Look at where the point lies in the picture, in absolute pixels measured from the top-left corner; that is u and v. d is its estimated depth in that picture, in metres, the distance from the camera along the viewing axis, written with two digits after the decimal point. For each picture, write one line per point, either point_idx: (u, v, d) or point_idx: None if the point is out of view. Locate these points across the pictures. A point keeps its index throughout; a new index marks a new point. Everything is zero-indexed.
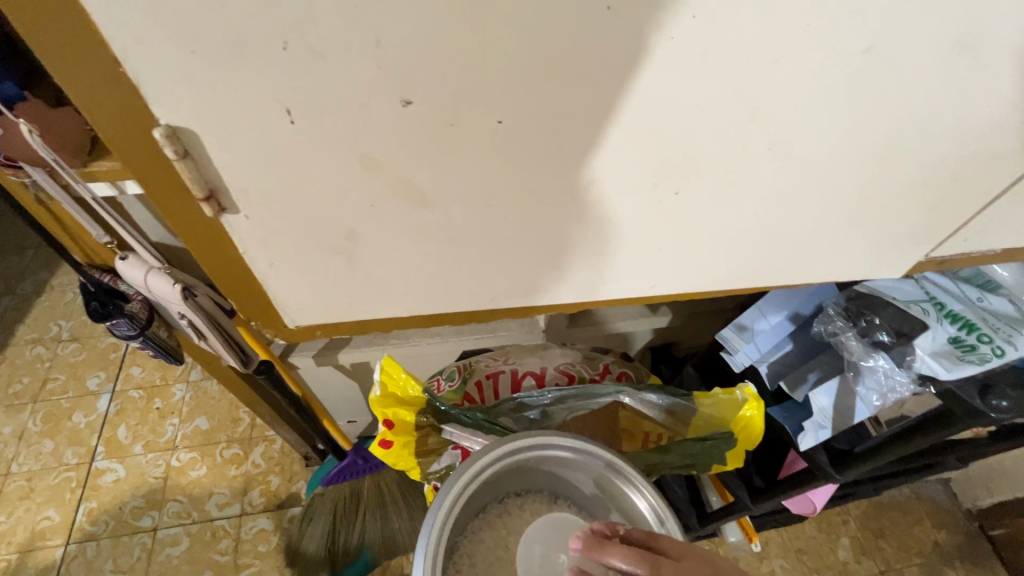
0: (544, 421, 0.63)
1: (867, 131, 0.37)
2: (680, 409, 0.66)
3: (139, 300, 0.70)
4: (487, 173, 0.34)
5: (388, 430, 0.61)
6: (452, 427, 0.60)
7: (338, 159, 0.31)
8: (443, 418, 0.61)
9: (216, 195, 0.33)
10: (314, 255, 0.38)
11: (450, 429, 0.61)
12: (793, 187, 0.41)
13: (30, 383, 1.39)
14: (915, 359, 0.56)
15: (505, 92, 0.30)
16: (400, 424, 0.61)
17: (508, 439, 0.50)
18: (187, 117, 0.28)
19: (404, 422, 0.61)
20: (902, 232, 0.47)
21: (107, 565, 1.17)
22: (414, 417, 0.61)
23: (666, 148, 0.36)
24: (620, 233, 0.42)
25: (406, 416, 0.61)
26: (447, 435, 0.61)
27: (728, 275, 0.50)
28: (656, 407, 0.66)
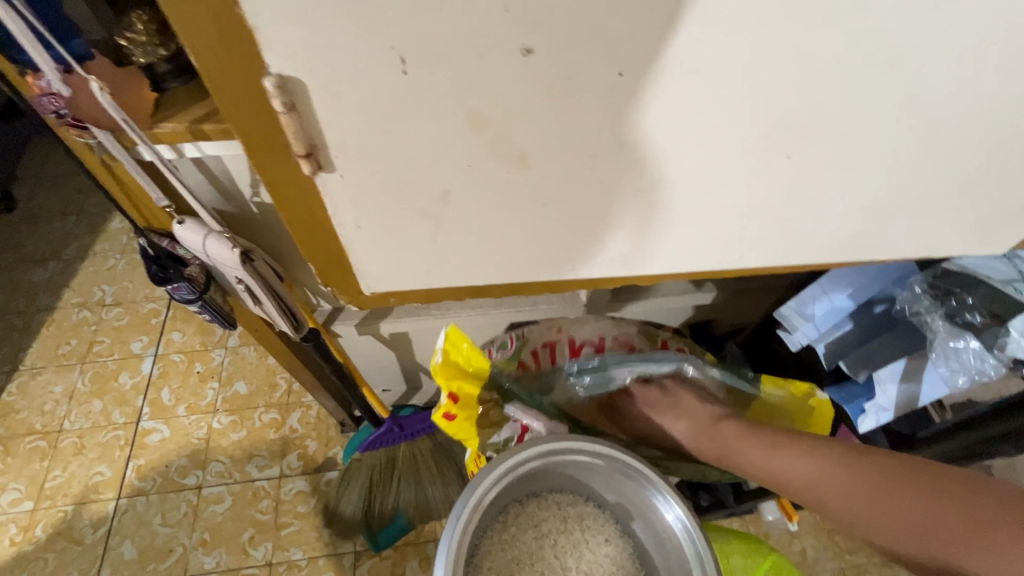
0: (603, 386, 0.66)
1: (1008, 88, 0.34)
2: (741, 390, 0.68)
3: (196, 265, 0.72)
4: (595, 131, 0.32)
5: (451, 403, 0.60)
6: (514, 407, 0.63)
7: (445, 115, 0.29)
8: (506, 396, 0.65)
9: (316, 152, 0.31)
10: (399, 220, 0.36)
11: (512, 409, 0.63)
12: (913, 152, 0.38)
13: (78, 345, 1.44)
14: (1010, 340, 0.53)
15: (634, 40, 0.27)
16: (464, 398, 0.61)
17: (519, 454, 0.52)
18: (297, 64, 0.26)
19: (466, 395, 0.61)
20: (1014, 205, 0.44)
21: (156, 519, 1.22)
22: (477, 389, 0.62)
23: (790, 107, 0.33)
24: (720, 200, 0.40)
25: (469, 389, 0.61)
26: (510, 412, 0.64)
27: (820, 249, 0.47)
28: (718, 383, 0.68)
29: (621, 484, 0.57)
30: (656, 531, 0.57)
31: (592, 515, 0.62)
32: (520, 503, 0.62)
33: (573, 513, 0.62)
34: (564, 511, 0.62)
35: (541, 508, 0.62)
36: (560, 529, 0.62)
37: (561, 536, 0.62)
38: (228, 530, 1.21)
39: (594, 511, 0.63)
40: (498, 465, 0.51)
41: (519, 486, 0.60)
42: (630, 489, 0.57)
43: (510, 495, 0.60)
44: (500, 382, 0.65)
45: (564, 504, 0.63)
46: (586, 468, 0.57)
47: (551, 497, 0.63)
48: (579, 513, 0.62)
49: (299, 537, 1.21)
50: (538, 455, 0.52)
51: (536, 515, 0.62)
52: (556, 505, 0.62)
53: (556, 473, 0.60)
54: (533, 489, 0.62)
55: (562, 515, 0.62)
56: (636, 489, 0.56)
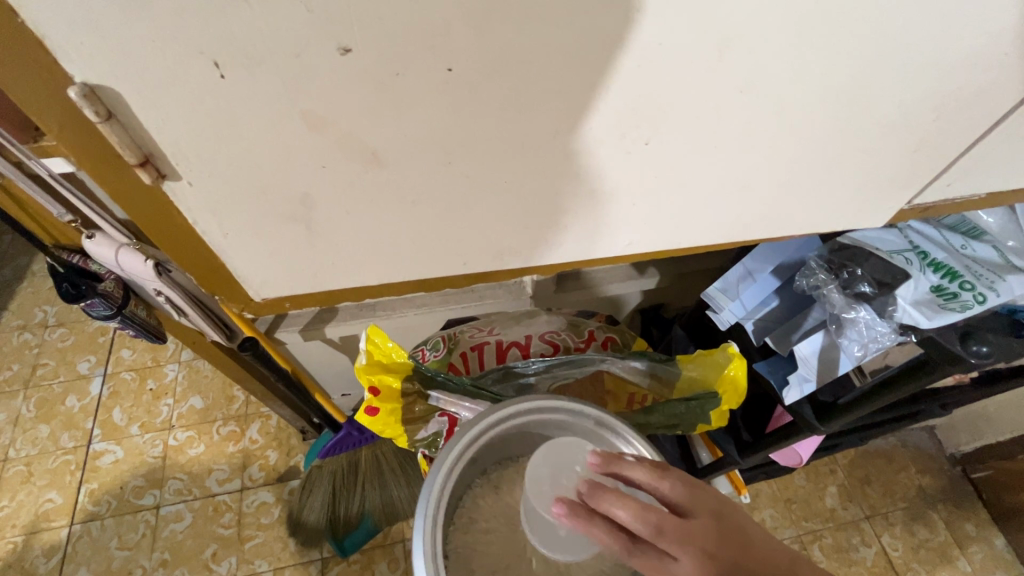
0: (529, 391, 0.63)
1: (840, 70, 0.35)
2: (663, 373, 0.65)
3: (112, 280, 0.69)
4: (444, 125, 0.32)
5: (374, 397, 0.59)
6: (438, 393, 0.60)
7: (277, 114, 0.29)
8: (429, 384, 0.61)
9: (153, 160, 0.31)
10: (270, 223, 0.36)
11: (436, 396, 0.60)
12: (769, 133, 0.39)
13: (20, 370, 1.38)
14: (897, 309, 0.56)
15: (452, 35, 0.27)
16: (386, 390, 0.60)
17: (503, 403, 0.52)
18: (102, 71, 0.26)
19: (389, 388, 0.60)
20: (883, 176, 0.46)
21: (113, 542, 1.19)
22: (399, 383, 0.60)
23: (633, 95, 0.34)
24: (590, 188, 0.41)
25: (390, 382, 0.60)
26: (433, 400, 0.60)
27: (704, 231, 0.49)
28: (640, 373, 0.65)
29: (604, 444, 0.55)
30: None
31: None
32: None
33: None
34: None
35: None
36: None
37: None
38: (189, 548, 1.18)
39: None
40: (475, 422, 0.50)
41: None
42: None
43: None
44: (424, 371, 0.60)
45: None
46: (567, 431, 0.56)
47: None
48: None
49: (263, 549, 1.19)
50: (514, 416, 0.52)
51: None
52: None
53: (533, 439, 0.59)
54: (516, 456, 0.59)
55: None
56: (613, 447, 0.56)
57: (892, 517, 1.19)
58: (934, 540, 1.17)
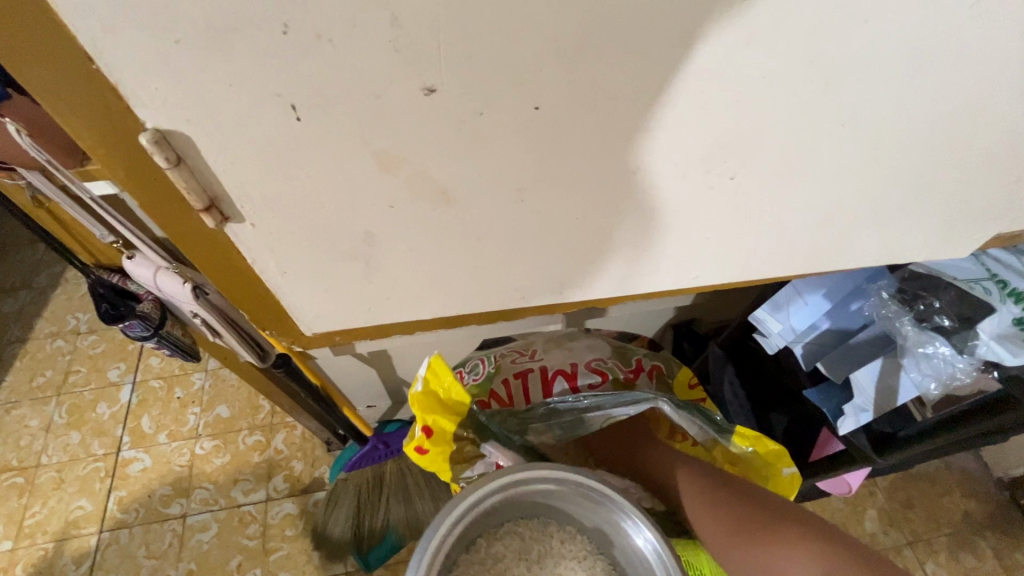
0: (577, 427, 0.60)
1: (952, 100, 0.32)
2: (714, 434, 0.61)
3: (149, 299, 0.68)
4: (519, 163, 0.30)
5: (426, 438, 0.56)
6: (491, 446, 0.59)
7: (350, 157, 0.27)
8: (483, 435, 0.59)
9: (217, 204, 0.29)
10: (328, 262, 0.34)
11: (489, 448, 0.59)
12: (860, 167, 0.37)
13: (53, 377, 1.40)
14: (978, 343, 0.53)
15: (541, 73, 0.25)
16: (440, 433, 0.57)
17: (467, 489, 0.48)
18: (174, 114, 0.24)
19: (441, 431, 0.57)
20: (974, 212, 0.43)
21: (140, 551, 1.19)
22: (454, 427, 0.57)
23: (725, 129, 0.32)
24: (665, 224, 0.38)
25: (446, 426, 0.57)
26: (486, 451, 0.59)
27: (775, 265, 0.46)
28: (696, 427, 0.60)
29: (590, 509, 0.54)
30: (632, 557, 0.53)
31: (569, 543, 0.57)
32: (488, 535, 0.57)
33: (554, 547, 0.57)
34: (531, 542, 0.57)
35: (516, 547, 0.56)
36: (532, 568, 0.56)
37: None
38: (215, 559, 1.18)
39: (569, 536, 0.57)
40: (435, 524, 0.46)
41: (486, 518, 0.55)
42: (601, 512, 0.53)
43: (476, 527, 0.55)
44: (477, 419, 0.59)
45: (533, 533, 0.57)
46: (554, 494, 0.54)
47: (523, 525, 0.58)
48: (551, 541, 0.57)
49: (288, 562, 1.18)
50: (493, 487, 0.49)
51: (507, 551, 0.56)
52: (526, 531, 0.57)
53: (516, 501, 0.55)
54: (502, 521, 0.58)
55: (537, 549, 0.57)
56: (606, 513, 0.52)
57: (937, 543, 1.15)
58: (982, 568, 1.13)
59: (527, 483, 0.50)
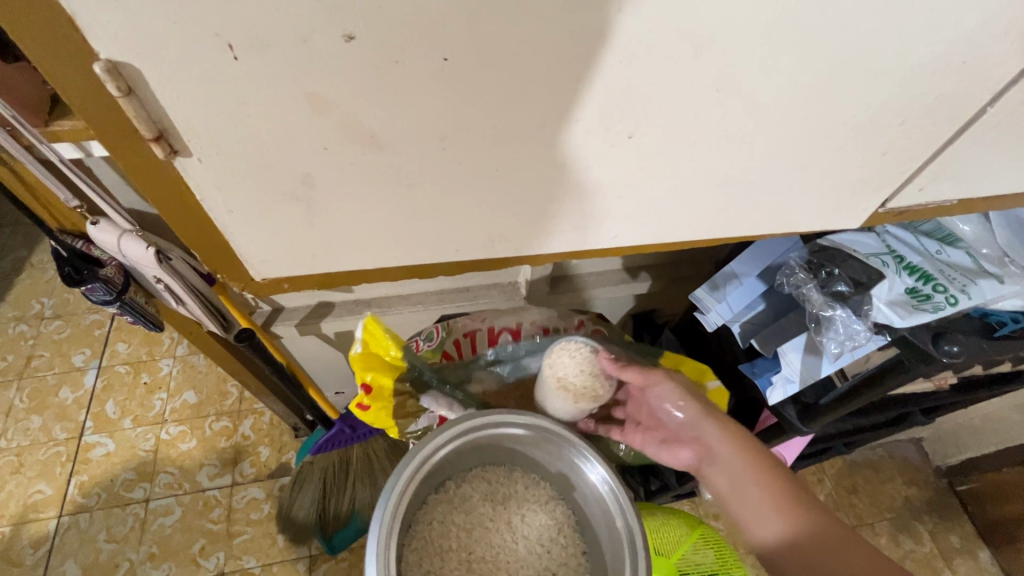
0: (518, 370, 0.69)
1: (813, 71, 0.38)
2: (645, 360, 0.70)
3: (113, 265, 0.71)
4: (438, 112, 0.34)
5: (366, 394, 0.64)
6: (429, 399, 0.66)
7: (285, 98, 0.31)
8: (420, 387, 0.66)
9: (167, 136, 0.33)
10: (272, 203, 0.38)
11: (428, 400, 0.66)
12: (746, 132, 0.42)
13: (14, 361, 1.39)
14: (872, 308, 0.58)
15: (447, 26, 0.30)
16: (378, 389, 0.64)
17: (454, 420, 0.56)
18: (126, 49, 0.28)
19: (380, 387, 0.64)
20: (856, 179, 0.49)
21: (101, 535, 1.19)
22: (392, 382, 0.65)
23: (616, 90, 0.36)
24: (578, 180, 0.43)
25: (383, 380, 0.64)
26: (426, 404, 0.66)
27: (687, 225, 0.51)
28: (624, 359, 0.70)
29: (550, 455, 0.63)
30: (588, 497, 0.61)
31: (531, 488, 0.67)
32: (461, 477, 0.66)
33: (519, 490, 0.67)
34: (499, 485, 0.66)
35: (484, 488, 0.66)
36: (497, 507, 0.66)
37: (502, 513, 0.66)
38: (177, 542, 1.19)
39: (533, 482, 0.67)
40: (413, 453, 0.54)
41: (458, 461, 0.64)
42: (559, 457, 0.61)
43: (449, 468, 0.64)
44: (415, 372, 0.66)
45: (501, 479, 0.67)
46: (519, 440, 0.62)
47: (492, 471, 0.67)
48: (516, 486, 0.67)
49: (252, 545, 1.20)
50: (470, 429, 0.57)
51: (474, 491, 0.66)
52: (494, 477, 0.67)
53: (488, 448, 0.64)
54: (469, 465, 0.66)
55: (503, 491, 0.66)
56: (564, 456, 0.61)
57: (879, 527, 1.22)
58: (919, 551, 1.20)
59: (490, 430, 0.58)
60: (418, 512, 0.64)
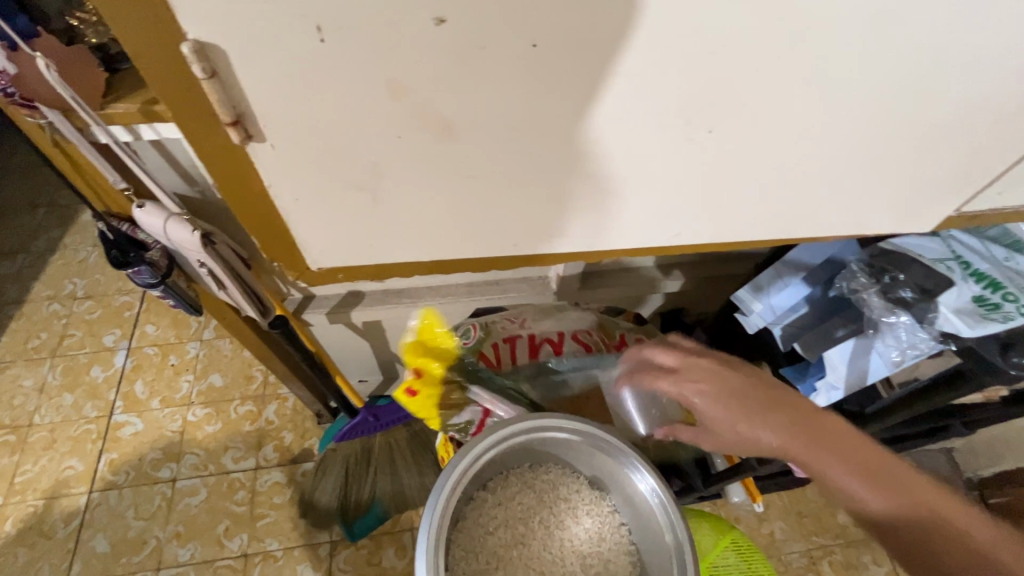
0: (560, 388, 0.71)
1: (909, 66, 0.36)
2: None
3: (157, 249, 0.71)
4: (520, 102, 0.33)
5: (417, 377, 0.66)
6: (480, 390, 0.64)
7: (364, 84, 0.30)
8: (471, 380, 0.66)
9: (243, 121, 0.33)
10: (337, 192, 0.38)
11: (476, 391, 0.64)
12: (830, 129, 0.40)
13: (48, 339, 1.42)
14: (937, 316, 0.56)
15: (541, 10, 0.28)
16: (429, 373, 0.67)
17: (500, 424, 0.57)
18: (211, 30, 0.27)
19: (431, 371, 0.67)
20: (934, 181, 0.47)
21: (129, 512, 1.22)
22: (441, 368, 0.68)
23: (702, 81, 0.35)
24: (648, 175, 0.42)
25: (433, 366, 0.67)
26: (472, 396, 0.65)
27: (750, 224, 0.50)
28: None
29: (595, 458, 0.66)
30: (633, 502, 0.65)
31: (570, 486, 0.71)
32: (502, 477, 0.72)
33: (559, 489, 0.71)
34: (538, 487, 0.71)
35: (525, 489, 0.71)
36: (538, 505, 0.72)
37: (541, 510, 0.72)
38: (202, 522, 1.21)
39: (573, 481, 0.71)
40: (463, 452, 0.56)
41: (501, 462, 0.69)
42: (602, 463, 0.66)
43: (492, 468, 0.69)
44: (465, 364, 0.68)
45: (540, 479, 0.72)
46: (565, 445, 0.65)
47: (533, 472, 0.72)
48: (553, 485, 0.71)
49: (274, 528, 1.21)
50: (518, 432, 0.58)
51: (515, 490, 0.71)
52: (533, 478, 0.72)
53: (532, 450, 0.68)
54: (513, 466, 0.72)
55: (542, 491, 0.71)
56: (611, 465, 0.64)
57: None
58: None
59: (535, 433, 0.59)
60: (465, 508, 0.70)
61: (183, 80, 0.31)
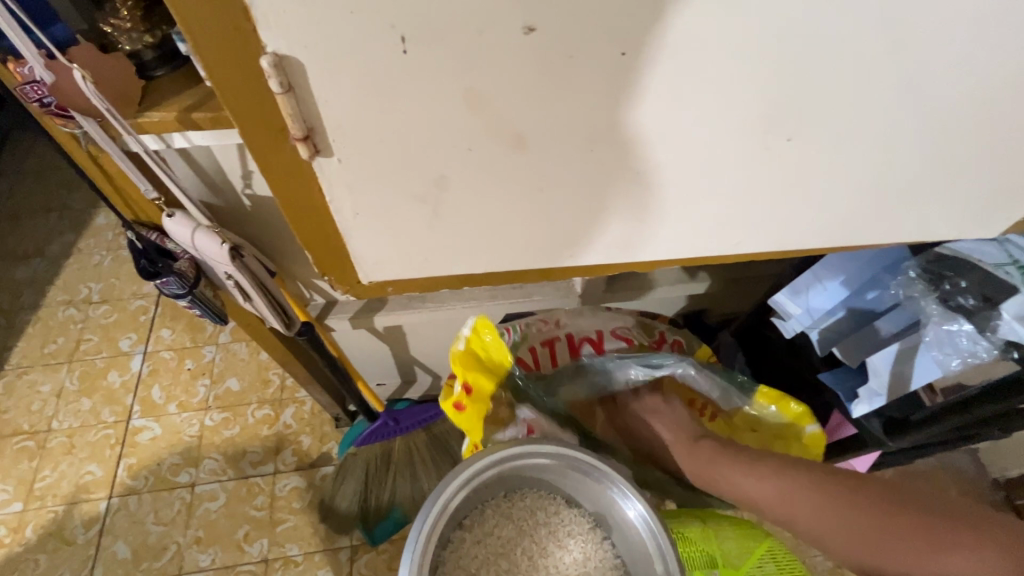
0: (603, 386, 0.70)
1: (998, 70, 0.35)
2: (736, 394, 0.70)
3: (186, 258, 0.69)
4: (597, 112, 0.33)
5: (465, 394, 0.61)
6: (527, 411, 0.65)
7: (443, 95, 0.30)
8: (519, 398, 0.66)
9: (312, 136, 0.33)
10: (400, 204, 0.37)
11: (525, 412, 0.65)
12: (910, 136, 0.39)
13: (65, 344, 1.42)
14: (1001, 323, 0.55)
15: (628, 20, 0.28)
16: (478, 390, 0.62)
17: (470, 460, 0.57)
18: (295, 42, 0.28)
19: (480, 388, 0.62)
20: (1005, 189, 0.46)
21: (149, 517, 1.21)
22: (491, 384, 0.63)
23: (789, 89, 0.34)
24: (719, 184, 0.41)
25: (484, 382, 0.62)
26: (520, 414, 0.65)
27: (814, 236, 0.48)
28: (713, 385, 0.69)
29: (577, 483, 0.64)
30: (622, 528, 0.63)
31: (555, 511, 0.69)
32: (479, 511, 0.69)
33: (543, 516, 0.69)
34: (519, 518, 0.69)
35: (506, 520, 0.68)
36: (523, 535, 0.69)
37: (526, 542, 0.69)
38: (223, 527, 1.20)
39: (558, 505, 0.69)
40: (442, 486, 0.55)
41: (477, 496, 0.67)
42: (584, 486, 0.64)
43: (468, 505, 0.66)
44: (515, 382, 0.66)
45: (521, 507, 0.69)
46: (543, 469, 0.64)
47: (514, 500, 0.69)
48: (536, 511, 0.69)
49: (295, 533, 1.20)
50: (493, 462, 0.58)
51: (494, 522, 0.68)
52: (513, 508, 0.69)
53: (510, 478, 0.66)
54: (489, 497, 0.69)
55: (525, 520, 0.69)
56: (596, 488, 0.62)
57: None
58: None
59: (512, 462, 0.59)
60: (444, 551, 0.67)
61: (258, 95, 0.31)
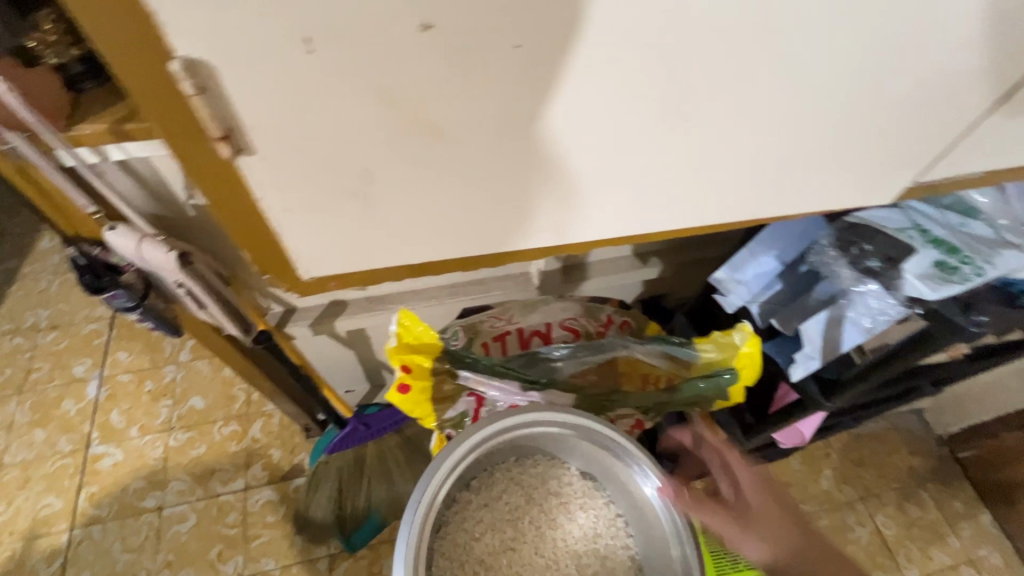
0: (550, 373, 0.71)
1: (868, 48, 0.38)
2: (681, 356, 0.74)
3: (133, 270, 0.70)
4: (504, 101, 0.35)
5: (406, 375, 0.65)
6: (468, 373, 0.68)
7: (356, 90, 0.32)
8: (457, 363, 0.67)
9: (233, 135, 0.34)
10: (332, 197, 0.39)
11: (466, 375, 0.68)
12: (800, 113, 0.43)
13: (14, 374, 1.36)
14: (904, 282, 0.60)
15: (519, 15, 0.31)
16: (417, 369, 0.66)
17: (474, 431, 0.64)
18: (204, 46, 0.29)
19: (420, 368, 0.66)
20: (896, 157, 0.50)
21: (116, 545, 1.18)
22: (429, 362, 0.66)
23: (679, 71, 0.37)
24: (632, 164, 0.44)
25: (422, 362, 0.66)
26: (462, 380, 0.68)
27: (731, 207, 0.52)
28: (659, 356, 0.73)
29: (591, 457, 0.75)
30: (632, 498, 0.75)
31: (560, 481, 0.81)
32: (489, 474, 0.81)
33: (552, 486, 0.81)
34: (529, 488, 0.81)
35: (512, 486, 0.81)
36: (530, 502, 0.81)
37: (532, 507, 0.81)
38: (195, 548, 1.18)
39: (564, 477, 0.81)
40: (448, 452, 0.63)
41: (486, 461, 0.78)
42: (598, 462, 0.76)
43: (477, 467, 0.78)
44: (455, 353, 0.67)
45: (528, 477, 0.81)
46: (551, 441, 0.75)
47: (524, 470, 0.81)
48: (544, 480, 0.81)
49: (270, 547, 1.19)
50: (499, 434, 0.66)
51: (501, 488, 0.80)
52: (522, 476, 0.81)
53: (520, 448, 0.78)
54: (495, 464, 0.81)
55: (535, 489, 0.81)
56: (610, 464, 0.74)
57: (886, 497, 1.25)
58: (926, 518, 1.24)
59: (522, 429, 0.67)
60: (450, 510, 0.79)
61: (173, 99, 0.33)
